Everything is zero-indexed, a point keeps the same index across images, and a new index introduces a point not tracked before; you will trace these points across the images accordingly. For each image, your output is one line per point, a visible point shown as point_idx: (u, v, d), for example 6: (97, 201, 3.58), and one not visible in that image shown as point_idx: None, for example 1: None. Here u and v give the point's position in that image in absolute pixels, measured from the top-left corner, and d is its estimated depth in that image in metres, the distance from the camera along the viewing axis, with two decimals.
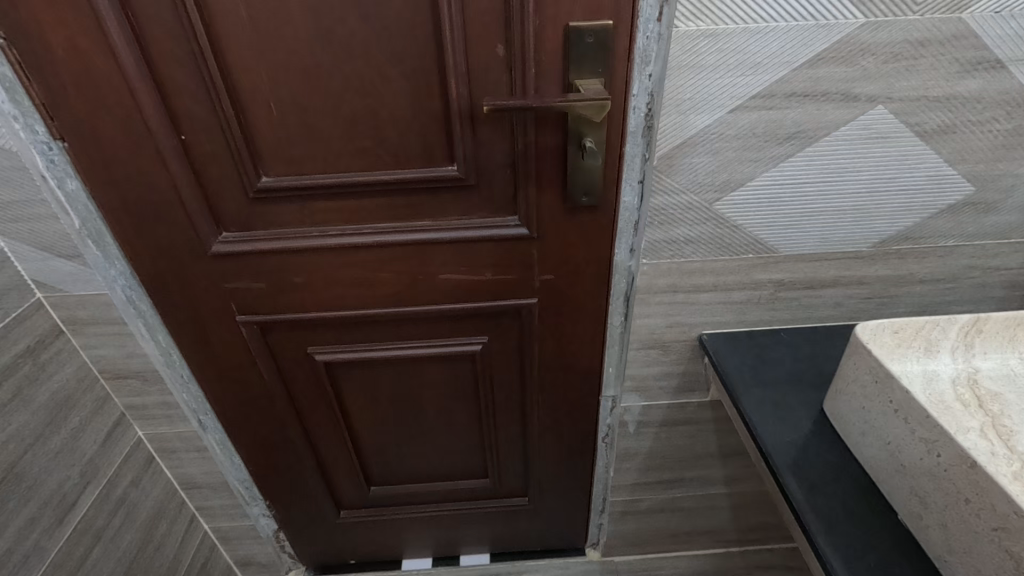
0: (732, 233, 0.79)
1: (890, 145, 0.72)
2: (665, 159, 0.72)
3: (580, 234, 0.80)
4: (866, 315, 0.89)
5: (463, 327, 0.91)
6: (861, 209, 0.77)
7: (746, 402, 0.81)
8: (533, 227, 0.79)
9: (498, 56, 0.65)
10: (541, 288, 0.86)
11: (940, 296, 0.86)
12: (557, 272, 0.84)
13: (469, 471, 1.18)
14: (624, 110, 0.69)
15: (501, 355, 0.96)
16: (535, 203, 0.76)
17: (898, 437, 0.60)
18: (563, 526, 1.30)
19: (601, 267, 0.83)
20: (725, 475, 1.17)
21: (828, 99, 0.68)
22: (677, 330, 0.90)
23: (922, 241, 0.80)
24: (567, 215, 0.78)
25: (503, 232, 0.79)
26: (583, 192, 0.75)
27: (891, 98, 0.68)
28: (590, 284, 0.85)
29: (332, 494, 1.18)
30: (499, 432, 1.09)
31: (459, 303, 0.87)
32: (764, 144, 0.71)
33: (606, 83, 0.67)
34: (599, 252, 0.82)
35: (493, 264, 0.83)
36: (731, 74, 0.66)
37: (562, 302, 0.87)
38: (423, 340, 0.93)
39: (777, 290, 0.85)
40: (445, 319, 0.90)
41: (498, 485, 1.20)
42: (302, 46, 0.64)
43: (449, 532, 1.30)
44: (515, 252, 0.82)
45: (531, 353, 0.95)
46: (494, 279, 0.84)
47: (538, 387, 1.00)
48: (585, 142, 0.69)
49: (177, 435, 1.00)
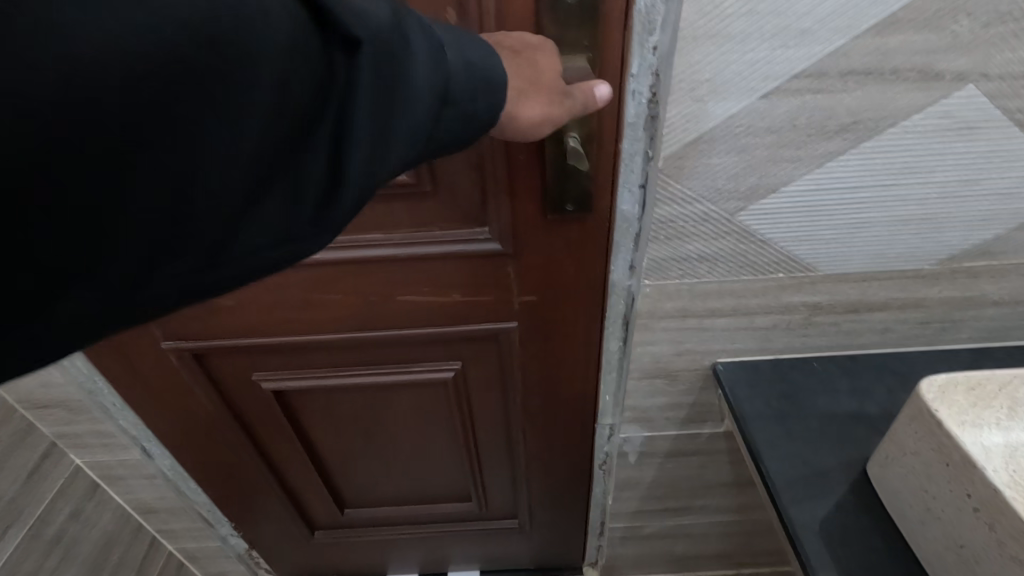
0: (758, 249, 0.62)
1: (974, 138, 0.54)
2: (673, 159, 0.55)
3: (566, 247, 0.65)
4: (919, 342, 0.72)
5: (430, 351, 0.78)
6: (929, 220, 0.60)
7: (768, 456, 0.67)
8: (505, 241, 0.64)
9: (449, 22, 0.50)
10: (521, 309, 0.72)
11: (1015, 320, 0.69)
12: (540, 292, 0.70)
13: (451, 494, 1.07)
14: (618, 96, 0.53)
15: (479, 380, 0.83)
16: (509, 211, 0.62)
17: (974, 543, 0.46)
18: (557, 547, 1.19)
19: (592, 286, 0.69)
20: (739, 504, 1.03)
21: (898, 78, 0.50)
22: (687, 359, 0.74)
23: (1002, 257, 0.63)
24: (550, 225, 0.63)
25: (469, 247, 0.65)
26: (568, 200, 0.60)
27: (987, 75, 0.50)
28: (580, 303, 0.71)
29: (304, 514, 1.09)
30: (482, 456, 0.97)
31: (425, 327, 0.74)
32: (807, 139, 0.54)
33: (594, 61, 0.51)
34: (591, 267, 0.67)
35: (461, 284, 0.69)
36: (767, 45, 0.48)
37: (548, 324, 0.74)
38: (389, 365, 0.80)
39: (811, 314, 0.69)
40: (410, 342, 0.76)
41: (485, 507, 1.09)
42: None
43: (435, 550, 1.21)
44: (486, 269, 0.68)
45: (515, 379, 0.82)
46: (463, 299, 0.71)
47: (524, 412, 0.87)
48: (568, 140, 0.54)
49: (120, 463, 0.91)
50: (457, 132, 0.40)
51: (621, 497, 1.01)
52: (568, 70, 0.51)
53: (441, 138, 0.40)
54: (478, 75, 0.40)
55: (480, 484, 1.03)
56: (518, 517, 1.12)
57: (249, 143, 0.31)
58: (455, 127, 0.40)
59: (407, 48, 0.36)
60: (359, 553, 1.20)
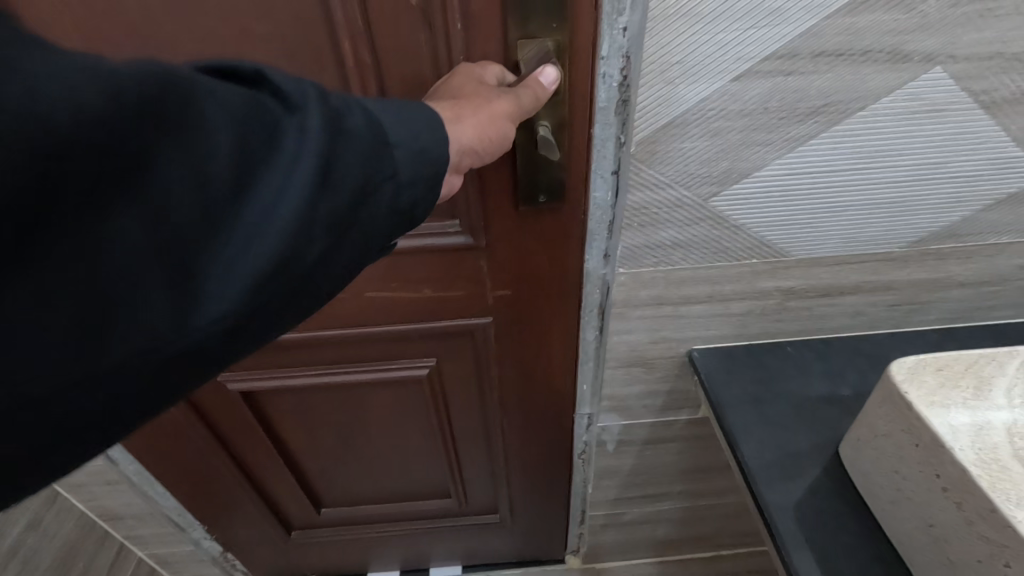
0: (732, 235, 0.62)
1: (943, 120, 0.54)
2: (646, 143, 0.54)
3: (539, 241, 0.64)
4: (888, 324, 0.73)
5: (402, 350, 0.76)
6: (898, 202, 0.60)
7: (743, 441, 0.68)
8: (476, 234, 0.63)
9: (410, 7, 0.48)
10: (496, 304, 0.70)
11: (981, 301, 0.71)
12: (513, 286, 0.68)
13: (430, 491, 1.06)
14: (591, 79, 0.51)
15: (455, 376, 0.81)
16: (478, 203, 0.60)
17: (944, 523, 0.47)
18: (538, 539, 1.19)
19: (568, 279, 0.67)
20: (717, 488, 1.04)
21: (867, 60, 0.50)
22: (663, 346, 0.74)
23: (968, 239, 0.64)
24: (521, 218, 0.62)
25: (438, 240, 0.63)
26: (541, 191, 0.58)
27: (954, 56, 0.50)
28: (554, 298, 0.70)
29: (279, 514, 1.06)
30: (461, 451, 0.96)
31: (396, 326, 0.72)
32: (779, 122, 0.53)
33: (562, 45, 0.49)
34: (565, 261, 0.65)
35: (430, 280, 0.67)
36: (738, 26, 0.47)
37: (523, 318, 0.72)
38: (360, 364, 0.78)
39: (785, 299, 0.69)
40: (382, 341, 0.74)
41: (465, 503, 1.08)
42: (149, 5, 0.48)
43: (416, 546, 1.19)
44: (456, 265, 0.66)
45: (491, 373, 0.80)
46: (433, 296, 0.69)
47: (501, 407, 0.86)
48: (539, 127, 0.53)
49: (81, 469, 0.88)
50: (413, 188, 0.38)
51: (600, 486, 1.01)
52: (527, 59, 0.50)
53: (406, 190, 0.38)
54: (424, 125, 0.39)
55: (460, 480, 1.02)
56: (500, 511, 1.11)
57: (160, 220, 0.28)
58: (404, 180, 0.37)
59: (340, 109, 0.35)
60: (338, 552, 1.18)
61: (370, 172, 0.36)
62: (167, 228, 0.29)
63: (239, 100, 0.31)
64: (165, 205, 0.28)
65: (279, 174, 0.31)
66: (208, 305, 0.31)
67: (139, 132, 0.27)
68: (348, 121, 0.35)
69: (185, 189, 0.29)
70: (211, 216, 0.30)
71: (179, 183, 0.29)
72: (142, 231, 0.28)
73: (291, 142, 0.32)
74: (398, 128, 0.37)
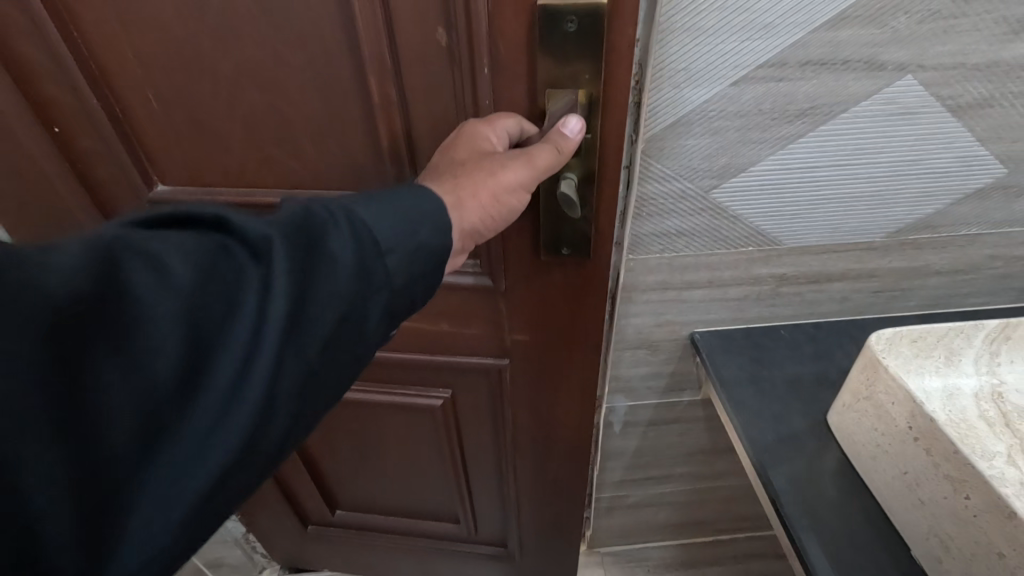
0: (731, 224, 0.69)
1: (915, 121, 0.61)
2: (654, 141, 0.61)
3: (555, 293, 0.71)
4: (871, 311, 0.81)
5: (418, 377, 0.84)
6: (877, 194, 0.67)
7: (743, 422, 0.74)
8: (494, 277, 0.70)
9: (439, 41, 0.54)
10: (513, 347, 0.77)
11: (957, 288, 0.78)
12: (531, 332, 0.75)
13: (442, 514, 1.11)
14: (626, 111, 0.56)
15: (469, 407, 0.88)
16: (497, 254, 0.68)
17: (917, 470, 0.54)
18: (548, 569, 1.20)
19: (572, 326, 0.74)
20: (715, 471, 1.10)
21: (847, 68, 0.57)
22: (668, 329, 0.81)
23: (941, 231, 0.71)
24: (540, 267, 0.68)
25: (459, 277, 0.71)
26: (564, 244, 0.64)
27: (923, 66, 0.57)
28: (569, 338, 0.76)
29: (299, 505, 1.12)
30: (472, 468, 0.99)
31: (417, 355, 0.81)
32: (773, 123, 0.60)
33: (594, 94, 0.55)
34: (577, 313, 0.72)
35: (448, 316, 0.76)
36: (735, 38, 0.55)
37: (540, 363, 0.79)
38: (384, 388, 0.87)
39: (777, 284, 0.76)
40: (406, 368, 0.83)
41: (474, 531, 1.13)
42: (209, 29, 0.55)
43: (424, 564, 1.23)
44: (471, 302, 0.73)
45: (505, 406, 0.86)
46: (450, 330, 0.77)
47: (511, 436, 0.90)
48: (568, 176, 0.58)
49: None
50: (404, 273, 0.44)
51: (607, 467, 1.08)
52: (552, 111, 0.55)
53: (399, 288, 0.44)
54: (421, 210, 0.46)
55: (471, 506, 1.07)
56: (506, 545, 1.16)
57: (138, 395, 0.32)
58: (391, 284, 0.44)
59: (309, 243, 0.40)
60: (353, 552, 1.22)
61: (353, 294, 0.41)
62: (141, 397, 0.32)
63: (205, 263, 0.36)
64: (135, 378, 0.32)
65: (253, 322, 0.36)
66: (195, 461, 0.34)
67: (111, 321, 0.32)
68: (326, 248, 0.40)
69: (148, 365, 0.33)
70: (175, 379, 0.34)
71: (152, 358, 0.33)
72: (117, 413, 0.32)
73: (254, 288, 0.37)
74: (385, 237, 0.43)
